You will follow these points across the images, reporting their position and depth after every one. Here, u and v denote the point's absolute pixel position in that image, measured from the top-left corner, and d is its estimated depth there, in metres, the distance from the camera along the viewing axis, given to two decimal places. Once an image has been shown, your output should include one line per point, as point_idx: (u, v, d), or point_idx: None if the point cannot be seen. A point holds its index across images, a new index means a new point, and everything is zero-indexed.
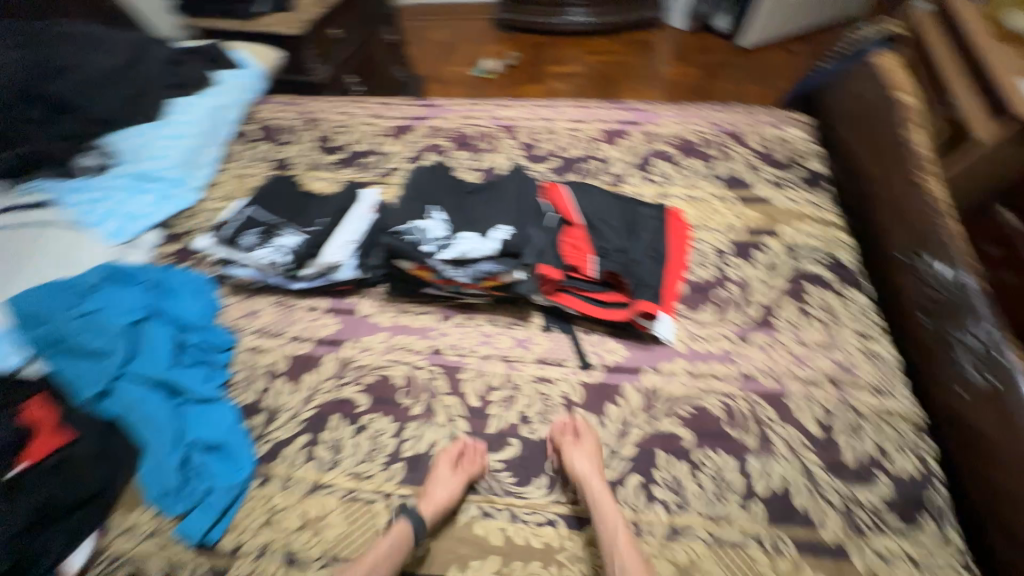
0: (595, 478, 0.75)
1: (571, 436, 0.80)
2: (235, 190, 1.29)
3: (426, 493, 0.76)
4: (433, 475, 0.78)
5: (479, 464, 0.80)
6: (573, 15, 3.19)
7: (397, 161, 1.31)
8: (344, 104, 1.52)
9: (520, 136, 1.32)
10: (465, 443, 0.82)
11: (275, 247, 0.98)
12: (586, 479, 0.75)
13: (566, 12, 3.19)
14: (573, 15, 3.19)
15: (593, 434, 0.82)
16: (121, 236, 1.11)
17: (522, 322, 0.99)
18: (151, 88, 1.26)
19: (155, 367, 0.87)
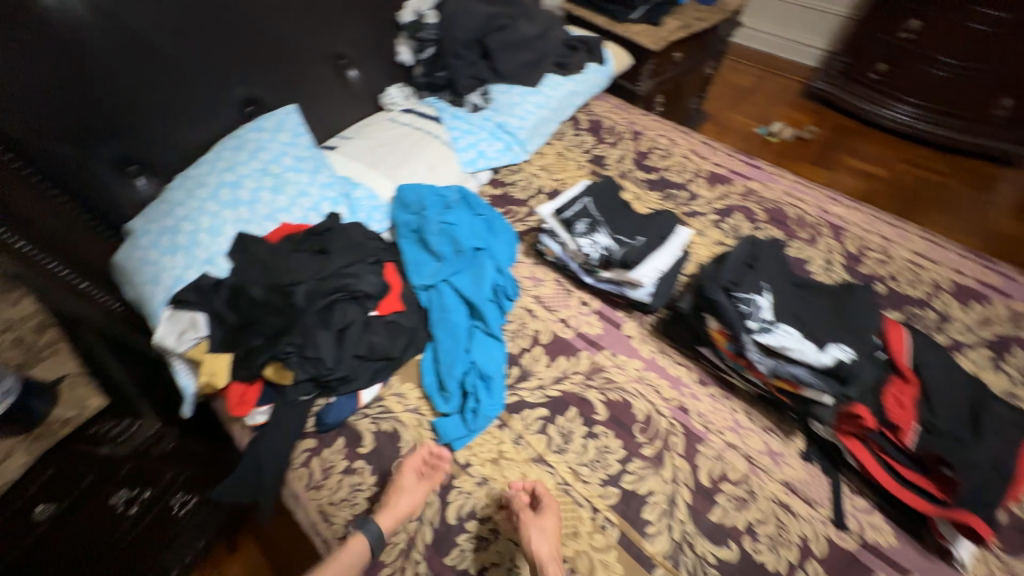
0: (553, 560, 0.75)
1: (531, 513, 0.79)
2: (553, 166, 1.45)
3: (388, 504, 0.82)
4: (398, 487, 0.84)
5: (439, 472, 0.86)
6: (899, 110, 2.76)
7: (704, 206, 1.31)
8: (668, 129, 1.57)
9: (847, 241, 1.20)
10: (423, 452, 0.88)
11: (595, 241, 1.07)
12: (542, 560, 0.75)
13: (893, 104, 2.77)
14: (900, 109, 2.76)
15: (554, 510, 0.82)
16: (471, 166, 1.34)
17: (782, 434, 0.92)
18: (542, 61, 1.46)
19: (469, 287, 1.04)
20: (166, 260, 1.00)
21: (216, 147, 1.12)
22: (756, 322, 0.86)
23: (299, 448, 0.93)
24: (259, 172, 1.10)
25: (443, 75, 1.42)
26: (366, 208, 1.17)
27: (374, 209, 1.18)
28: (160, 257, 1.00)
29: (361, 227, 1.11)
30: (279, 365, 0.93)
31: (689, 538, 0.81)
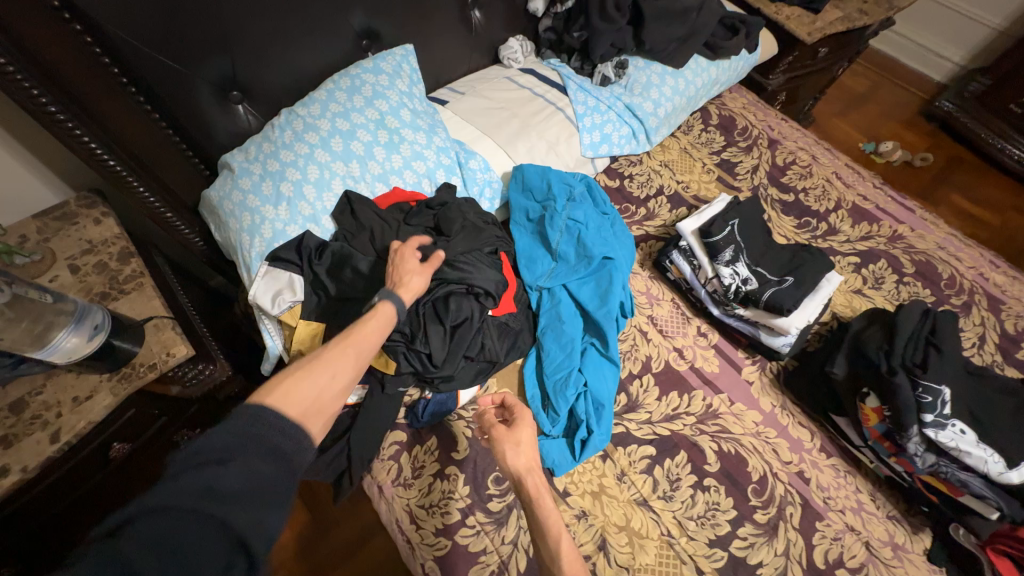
0: (536, 472, 0.71)
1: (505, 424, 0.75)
2: (677, 162, 1.28)
3: (402, 281, 0.75)
4: (399, 266, 0.77)
5: (441, 252, 0.80)
6: (1013, 147, 2.44)
7: (845, 244, 1.15)
8: (809, 142, 1.37)
9: (1003, 318, 1.06)
10: (414, 241, 0.81)
11: (738, 275, 0.94)
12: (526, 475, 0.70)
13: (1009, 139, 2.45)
14: (1013, 146, 2.44)
15: (529, 420, 0.76)
16: (593, 150, 1.18)
17: (910, 528, 0.83)
18: (692, 38, 1.26)
19: (591, 300, 0.93)
20: (266, 209, 0.88)
21: (328, 83, 0.97)
22: (932, 417, 0.76)
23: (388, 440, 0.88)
24: (374, 123, 0.96)
25: (579, 35, 1.23)
26: (480, 183, 1.04)
27: (487, 184, 1.05)
28: (260, 204, 0.89)
29: (475, 204, 0.98)
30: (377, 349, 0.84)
31: None
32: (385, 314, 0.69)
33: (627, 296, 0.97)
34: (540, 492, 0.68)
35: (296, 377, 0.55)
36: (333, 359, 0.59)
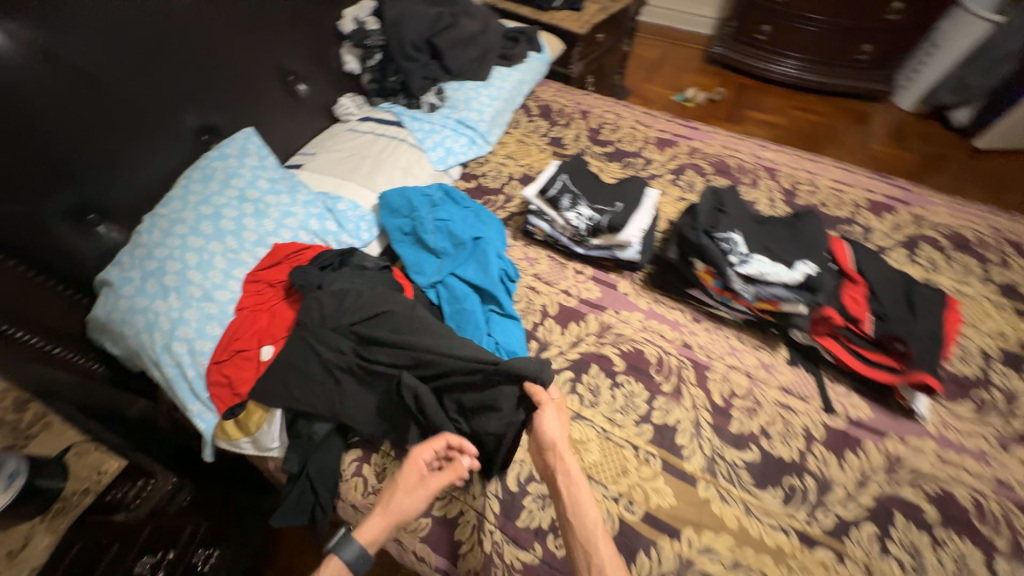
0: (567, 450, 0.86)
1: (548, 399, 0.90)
2: (517, 152, 1.52)
3: (411, 492, 0.83)
4: (418, 467, 0.84)
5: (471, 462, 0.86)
6: (784, 63, 3.07)
7: (660, 169, 1.45)
8: (612, 105, 1.69)
9: (781, 180, 1.40)
10: (430, 449, 0.85)
11: (581, 214, 1.15)
12: (559, 449, 0.86)
13: (776, 59, 3.08)
14: (784, 62, 3.06)
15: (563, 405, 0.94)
16: (442, 164, 1.38)
17: (768, 348, 1.07)
18: (488, 55, 1.53)
19: (476, 275, 1.08)
20: (157, 304, 0.94)
21: (181, 181, 1.06)
22: (735, 257, 0.99)
23: (347, 458, 0.94)
24: (237, 199, 1.06)
25: (396, 79, 1.43)
26: (353, 219, 1.18)
27: (360, 219, 1.19)
28: (150, 302, 0.94)
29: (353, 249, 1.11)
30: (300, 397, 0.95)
31: (719, 451, 0.93)
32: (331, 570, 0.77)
33: (506, 263, 1.13)
34: (574, 480, 0.83)
35: None
36: None
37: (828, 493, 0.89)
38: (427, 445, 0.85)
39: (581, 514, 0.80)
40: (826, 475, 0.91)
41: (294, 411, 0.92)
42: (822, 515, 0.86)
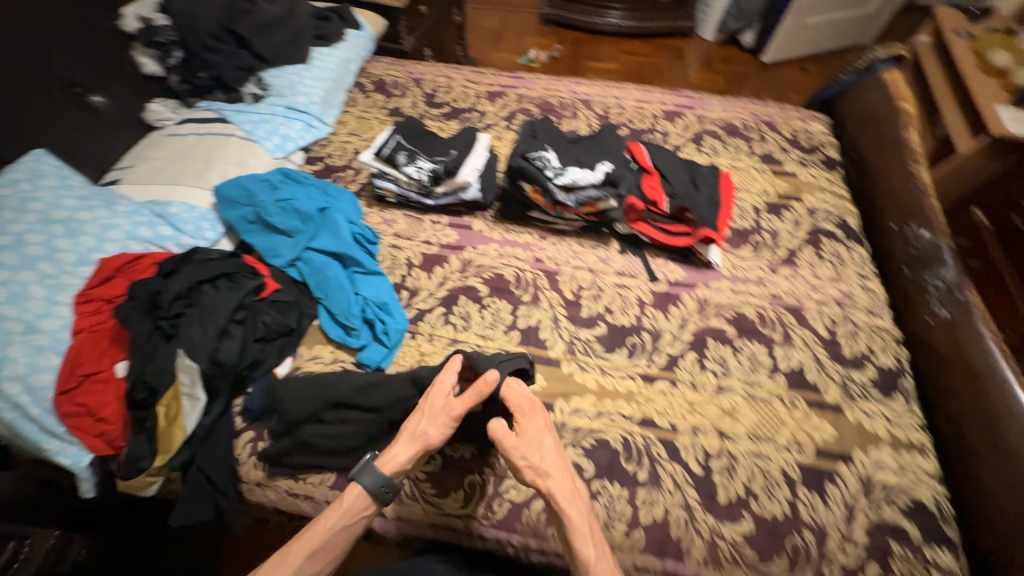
0: (563, 471, 0.85)
1: (532, 422, 0.88)
2: (358, 128, 1.52)
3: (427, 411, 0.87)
4: (437, 395, 0.88)
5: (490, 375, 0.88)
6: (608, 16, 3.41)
7: (494, 118, 1.57)
8: (444, 70, 1.78)
9: (595, 108, 1.61)
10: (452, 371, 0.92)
11: (420, 168, 1.24)
12: (550, 473, 0.84)
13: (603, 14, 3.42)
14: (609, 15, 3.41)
15: (546, 425, 0.89)
16: (279, 151, 1.36)
17: (603, 245, 1.27)
18: (302, 38, 1.52)
19: (331, 242, 1.13)
20: None
21: None
22: (551, 172, 1.16)
23: (240, 441, 0.96)
24: (40, 223, 0.98)
25: (205, 75, 1.38)
26: (192, 219, 1.14)
27: (200, 218, 1.15)
28: None
29: (198, 249, 1.07)
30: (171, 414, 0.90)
31: (575, 334, 1.11)
32: (357, 500, 0.82)
33: (359, 228, 1.20)
34: (561, 498, 0.82)
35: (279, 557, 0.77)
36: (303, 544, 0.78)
37: (660, 339, 1.10)
38: (449, 370, 0.91)
39: (583, 542, 0.79)
40: (657, 327, 1.12)
41: (187, 419, 0.90)
42: (658, 357, 1.08)
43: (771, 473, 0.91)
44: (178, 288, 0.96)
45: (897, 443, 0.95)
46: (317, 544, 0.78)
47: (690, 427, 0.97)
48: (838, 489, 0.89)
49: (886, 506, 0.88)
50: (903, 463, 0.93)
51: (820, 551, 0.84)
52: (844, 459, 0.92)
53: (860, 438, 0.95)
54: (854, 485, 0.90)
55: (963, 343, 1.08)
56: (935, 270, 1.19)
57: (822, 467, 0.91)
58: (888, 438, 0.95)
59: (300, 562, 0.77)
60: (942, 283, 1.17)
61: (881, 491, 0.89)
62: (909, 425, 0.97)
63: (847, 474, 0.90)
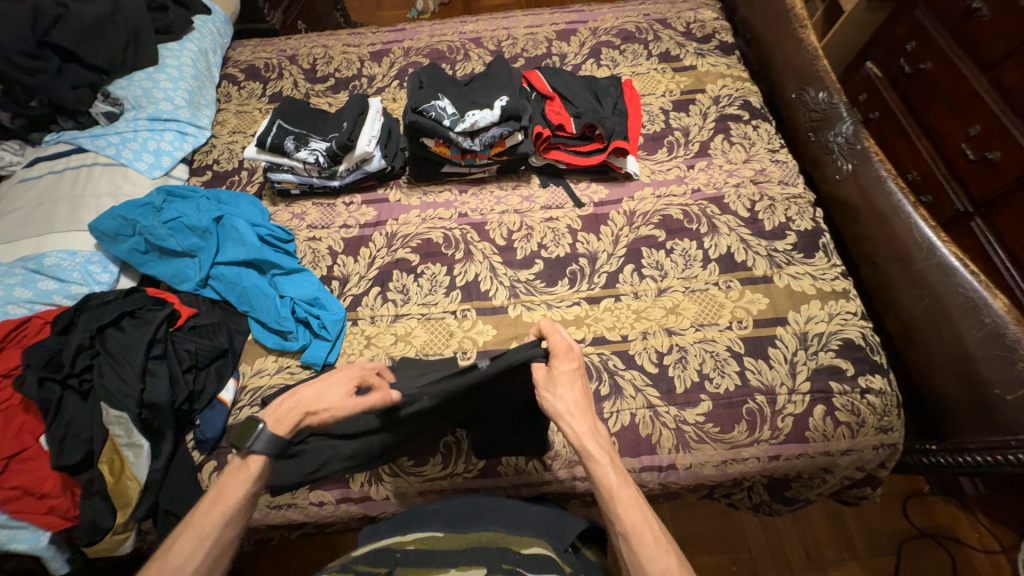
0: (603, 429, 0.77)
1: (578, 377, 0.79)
2: (241, 124, 1.39)
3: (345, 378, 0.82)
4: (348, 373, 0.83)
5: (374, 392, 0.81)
6: None
7: (384, 80, 1.46)
8: (318, 39, 1.59)
9: (487, 45, 1.51)
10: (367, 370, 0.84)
11: (312, 149, 1.14)
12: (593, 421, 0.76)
13: None
14: None
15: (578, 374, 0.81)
16: (156, 169, 1.22)
17: (525, 184, 1.25)
18: (140, 35, 1.34)
19: (237, 251, 1.06)
20: None
21: None
22: (448, 120, 1.10)
23: (204, 473, 0.91)
24: None
25: (38, 102, 1.22)
26: (76, 266, 1.03)
27: (85, 263, 1.04)
28: None
29: (89, 298, 0.98)
30: (116, 474, 0.85)
31: (516, 278, 1.10)
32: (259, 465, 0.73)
33: (267, 228, 1.12)
34: (596, 444, 0.74)
35: (189, 534, 0.67)
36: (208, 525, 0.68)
37: (597, 261, 1.12)
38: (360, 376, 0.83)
39: (622, 489, 0.71)
40: (592, 250, 1.13)
41: (134, 471, 0.85)
42: (597, 278, 1.09)
43: (717, 353, 0.99)
44: (78, 340, 0.89)
45: (823, 295, 1.05)
46: (231, 512, 0.70)
47: (640, 334, 1.02)
48: (779, 350, 0.99)
49: (821, 352, 0.98)
50: (832, 312, 1.03)
51: (772, 408, 0.94)
52: (779, 322, 1.01)
53: (791, 300, 1.04)
54: (792, 343, 0.99)
55: (867, 190, 1.15)
56: (836, 128, 1.24)
57: (763, 335, 1.00)
58: (814, 293, 1.05)
59: (213, 533, 0.68)
60: (843, 138, 1.22)
61: (817, 340, 1.00)
62: (832, 278, 1.07)
63: (785, 334, 1.00)
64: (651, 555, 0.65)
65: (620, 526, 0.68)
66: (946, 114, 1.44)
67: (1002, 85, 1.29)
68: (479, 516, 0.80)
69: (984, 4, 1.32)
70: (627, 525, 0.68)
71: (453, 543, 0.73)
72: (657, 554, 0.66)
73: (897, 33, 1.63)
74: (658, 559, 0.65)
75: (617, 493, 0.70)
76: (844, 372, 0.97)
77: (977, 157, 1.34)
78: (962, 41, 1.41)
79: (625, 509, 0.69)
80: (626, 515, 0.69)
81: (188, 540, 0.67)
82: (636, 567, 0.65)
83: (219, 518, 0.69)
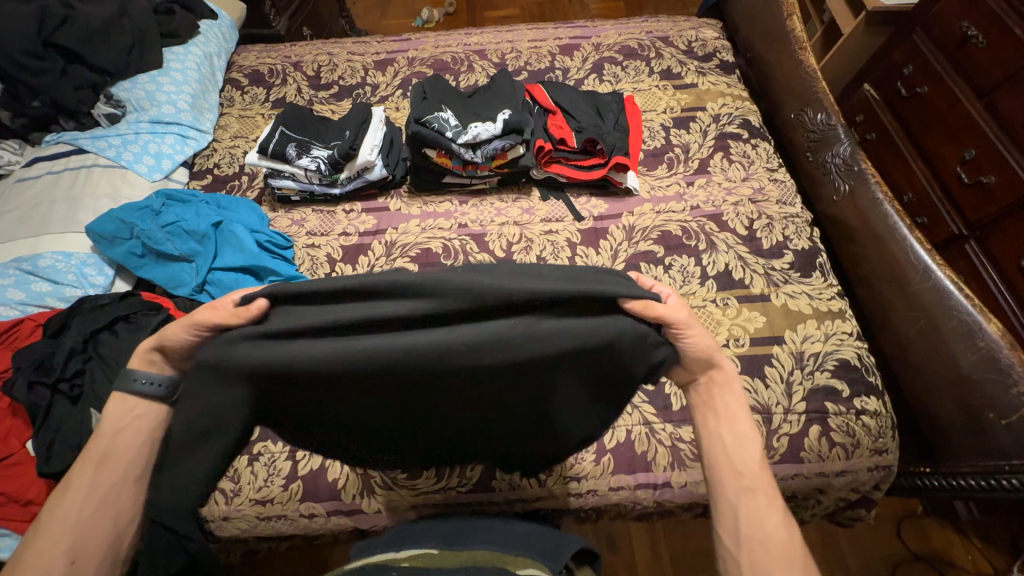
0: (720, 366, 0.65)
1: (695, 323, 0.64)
2: (244, 128, 1.39)
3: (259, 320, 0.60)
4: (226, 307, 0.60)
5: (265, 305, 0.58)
6: None
7: (388, 89, 1.47)
8: (323, 46, 1.60)
9: (490, 57, 1.52)
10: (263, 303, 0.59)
11: (313, 156, 1.15)
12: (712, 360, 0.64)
13: None
14: None
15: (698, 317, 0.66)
16: (156, 172, 1.22)
17: (525, 196, 1.25)
18: (145, 38, 1.34)
19: (235, 257, 1.05)
20: None
21: None
22: (451, 132, 1.10)
23: None
24: None
25: (40, 102, 1.21)
26: (71, 268, 1.03)
27: (81, 265, 1.04)
28: None
29: (83, 301, 0.96)
30: None
31: None
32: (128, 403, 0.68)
33: (268, 234, 1.12)
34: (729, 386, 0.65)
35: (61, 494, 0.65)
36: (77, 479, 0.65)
37: None
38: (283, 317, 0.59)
39: (747, 448, 0.63)
40: (591, 264, 1.14)
41: None
42: None
43: None
44: (70, 344, 0.87)
45: (819, 315, 1.05)
46: (104, 455, 0.66)
47: None
48: (775, 370, 0.99)
49: (817, 373, 0.99)
50: (828, 332, 1.03)
51: (768, 427, 0.94)
52: (776, 341, 1.02)
53: (787, 319, 1.04)
54: (789, 363, 0.99)
55: (865, 211, 1.16)
56: (834, 150, 1.26)
57: (760, 354, 1.01)
58: (811, 313, 1.05)
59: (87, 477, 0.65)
60: (842, 159, 1.24)
61: (813, 360, 1.00)
62: (828, 298, 1.08)
63: (782, 354, 1.00)
64: (770, 517, 0.60)
65: (741, 485, 0.62)
66: (941, 137, 1.46)
67: (997, 110, 1.31)
68: (473, 536, 0.79)
69: (980, 32, 1.35)
70: (752, 482, 0.62)
71: (448, 560, 0.71)
72: (774, 538, 0.59)
73: (894, 57, 1.66)
74: (769, 514, 0.60)
75: (743, 450, 0.63)
76: (839, 393, 0.97)
77: (972, 181, 1.36)
78: (959, 67, 1.43)
79: (751, 466, 0.62)
80: (747, 480, 0.62)
81: (64, 504, 0.64)
82: (751, 524, 0.60)
83: (92, 468, 0.65)
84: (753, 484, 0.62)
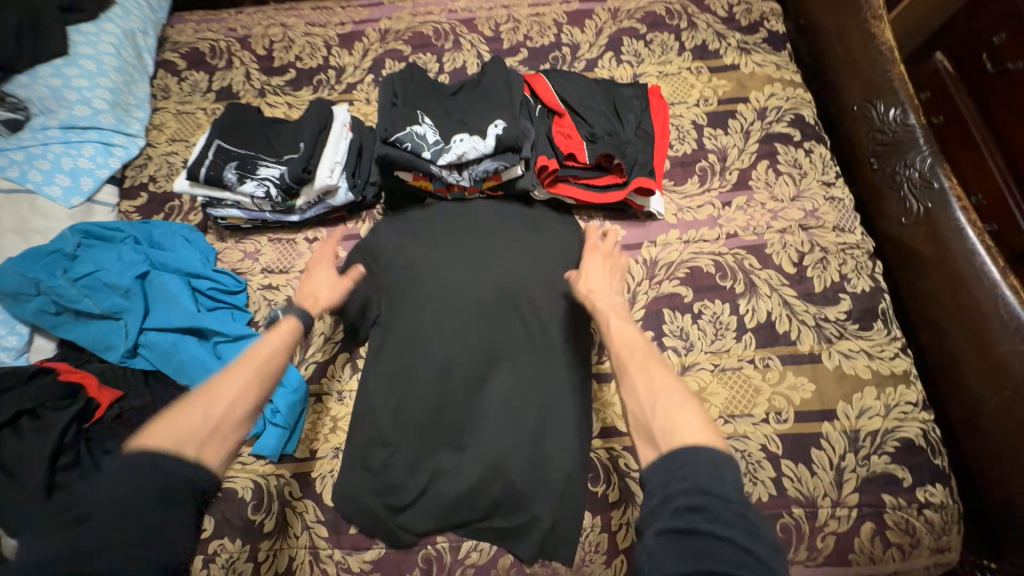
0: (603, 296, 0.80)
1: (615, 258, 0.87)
2: (182, 129, 1.14)
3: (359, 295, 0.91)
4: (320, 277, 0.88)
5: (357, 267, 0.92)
6: None
7: (356, 74, 1.20)
8: (275, 14, 1.30)
9: (481, 28, 1.23)
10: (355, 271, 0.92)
11: (259, 179, 0.92)
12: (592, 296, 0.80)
13: None
14: None
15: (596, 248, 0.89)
16: (75, 195, 1.00)
17: None
18: (43, 15, 1.06)
19: (170, 316, 0.87)
20: None
21: None
22: (428, 150, 0.86)
23: None
24: None
25: None
26: None
27: None
28: None
29: None
30: None
31: None
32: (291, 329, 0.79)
33: (212, 280, 0.93)
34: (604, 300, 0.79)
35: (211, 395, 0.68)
36: (231, 377, 0.70)
37: None
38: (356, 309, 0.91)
39: (630, 344, 0.71)
40: None
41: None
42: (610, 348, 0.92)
43: (750, 453, 0.83)
44: None
45: (879, 379, 0.87)
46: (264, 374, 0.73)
47: None
48: (823, 453, 0.82)
49: (873, 456, 0.82)
50: (889, 402, 0.86)
51: (811, 524, 0.80)
52: (827, 417, 0.84)
53: (841, 386, 0.86)
54: (841, 444, 0.83)
55: (943, 243, 0.94)
56: (908, 159, 1.01)
57: (806, 432, 0.84)
58: (869, 377, 0.87)
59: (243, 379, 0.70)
60: (917, 172, 0.99)
61: (870, 440, 0.83)
62: (890, 357, 0.89)
63: (833, 433, 0.83)
64: (640, 378, 0.66)
65: (618, 358, 0.70)
66: None
67: None
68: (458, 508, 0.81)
69: None
70: (625, 357, 0.69)
71: None
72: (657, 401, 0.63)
73: (982, 19, 1.31)
74: (645, 377, 0.66)
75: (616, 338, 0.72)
76: (899, 482, 0.81)
77: None
78: None
79: (619, 344, 0.71)
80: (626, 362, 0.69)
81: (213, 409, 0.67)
82: (627, 387, 0.66)
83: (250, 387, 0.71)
84: (631, 365, 0.68)
